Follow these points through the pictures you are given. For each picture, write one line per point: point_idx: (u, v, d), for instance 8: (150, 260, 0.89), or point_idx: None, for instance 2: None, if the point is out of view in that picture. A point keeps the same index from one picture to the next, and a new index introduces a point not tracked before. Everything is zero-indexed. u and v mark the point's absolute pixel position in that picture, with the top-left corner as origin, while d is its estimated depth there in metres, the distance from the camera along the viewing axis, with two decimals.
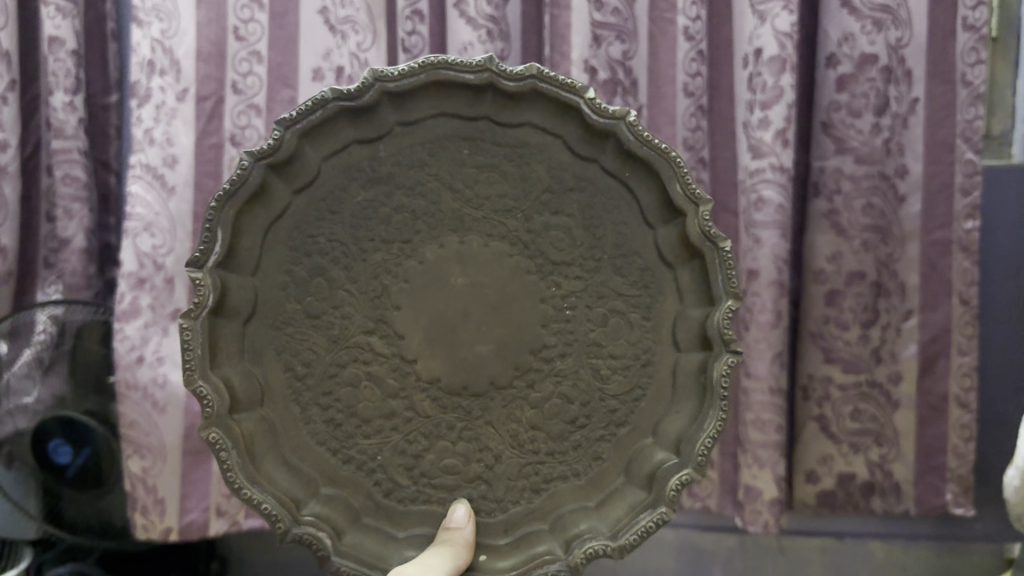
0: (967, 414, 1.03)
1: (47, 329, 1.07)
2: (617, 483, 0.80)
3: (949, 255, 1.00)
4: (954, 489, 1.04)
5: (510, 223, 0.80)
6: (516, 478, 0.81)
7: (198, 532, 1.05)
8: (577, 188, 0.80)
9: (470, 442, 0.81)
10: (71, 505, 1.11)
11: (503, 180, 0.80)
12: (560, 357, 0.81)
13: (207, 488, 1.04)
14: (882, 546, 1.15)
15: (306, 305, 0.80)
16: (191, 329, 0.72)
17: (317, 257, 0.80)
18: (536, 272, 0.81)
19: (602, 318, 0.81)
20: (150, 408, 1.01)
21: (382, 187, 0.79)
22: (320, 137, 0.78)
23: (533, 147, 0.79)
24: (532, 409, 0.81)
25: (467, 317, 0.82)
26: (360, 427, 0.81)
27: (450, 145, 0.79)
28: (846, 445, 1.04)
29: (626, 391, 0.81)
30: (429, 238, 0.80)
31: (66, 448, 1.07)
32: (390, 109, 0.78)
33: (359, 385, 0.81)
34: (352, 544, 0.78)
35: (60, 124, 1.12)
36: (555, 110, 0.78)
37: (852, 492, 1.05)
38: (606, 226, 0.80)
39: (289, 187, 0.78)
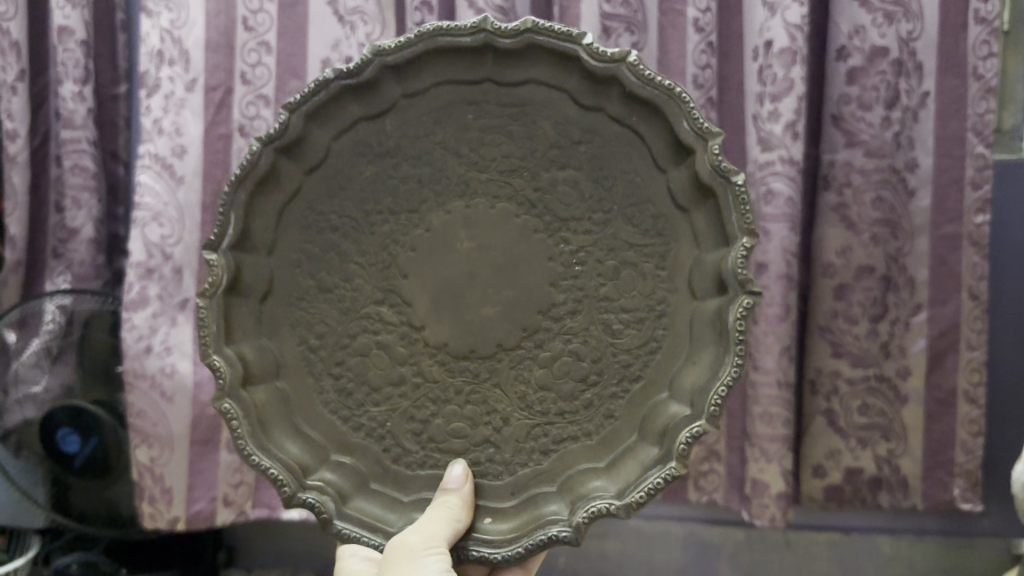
0: (976, 409, 1.02)
1: (55, 318, 1.08)
2: (632, 440, 0.77)
3: (959, 249, 0.99)
4: (962, 484, 1.04)
5: (517, 182, 0.79)
6: (523, 439, 0.79)
7: (205, 521, 1.05)
8: (584, 141, 0.78)
9: (478, 405, 0.80)
10: (80, 493, 1.11)
11: (507, 142, 0.79)
12: (569, 315, 0.79)
13: (214, 478, 1.05)
14: (888, 542, 1.14)
15: (320, 279, 0.81)
16: (206, 310, 0.74)
17: (330, 234, 0.81)
18: (543, 231, 0.79)
19: (611, 271, 0.78)
20: (157, 397, 1.00)
21: (389, 160, 0.80)
22: (328, 118, 0.79)
23: (538, 103, 0.78)
24: (541, 368, 0.80)
25: (474, 279, 0.81)
26: (370, 397, 0.81)
27: (454, 113, 0.79)
28: (855, 440, 1.04)
29: (639, 345, 0.78)
30: (437, 206, 0.80)
31: (75, 436, 1.08)
32: (394, 83, 0.79)
33: (370, 352, 0.81)
34: (359, 509, 0.78)
35: (69, 114, 1.13)
36: (557, 63, 0.77)
37: (859, 486, 1.05)
38: (617, 177, 0.78)
39: (300, 168, 0.80)
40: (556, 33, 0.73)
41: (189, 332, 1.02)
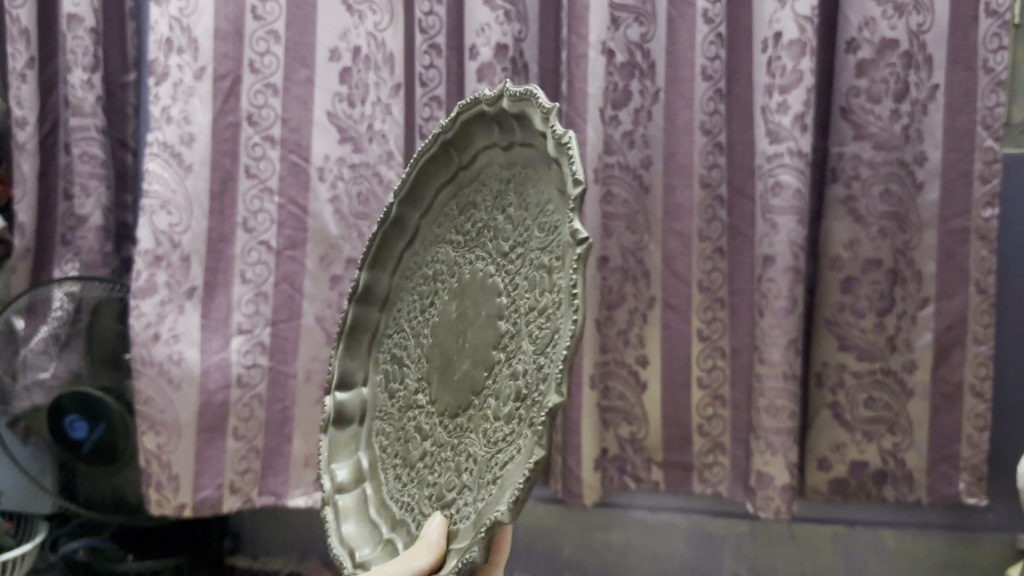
0: (982, 404, 1.02)
1: (63, 305, 1.08)
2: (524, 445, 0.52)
3: (967, 242, 0.99)
4: (968, 479, 1.03)
5: (478, 249, 0.67)
6: (488, 468, 0.56)
7: (211, 509, 1.05)
8: (513, 185, 0.65)
9: (454, 456, 0.62)
10: (86, 479, 1.12)
11: (478, 203, 0.70)
12: (505, 345, 0.59)
13: (220, 465, 1.05)
14: (892, 536, 1.13)
15: (393, 388, 0.75)
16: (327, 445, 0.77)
17: (394, 351, 0.77)
18: (495, 266, 0.64)
19: (529, 279, 0.58)
20: (165, 384, 1.01)
21: (433, 266, 0.74)
22: (393, 266, 0.81)
23: (486, 164, 0.69)
24: (493, 411, 0.58)
25: (450, 336, 0.67)
26: (405, 474, 0.68)
27: (454, 206, 0.74)
28: (860, 433, 1.04)
29: (546, 343, 0.53)
30: (447, 287, 0.71)
31: (82, 423, 1.08)
32: (414, 211, 0.78)
33: (410, 433, 0.69)
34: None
35: (77, 102, 1.13)
36: (482, 128, 0.68)
37: (864, 480, 1.05)
38: (533, 187, 0.62)
39: (378, 309, 0.81)
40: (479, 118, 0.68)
41: (196, 321, 1.02)
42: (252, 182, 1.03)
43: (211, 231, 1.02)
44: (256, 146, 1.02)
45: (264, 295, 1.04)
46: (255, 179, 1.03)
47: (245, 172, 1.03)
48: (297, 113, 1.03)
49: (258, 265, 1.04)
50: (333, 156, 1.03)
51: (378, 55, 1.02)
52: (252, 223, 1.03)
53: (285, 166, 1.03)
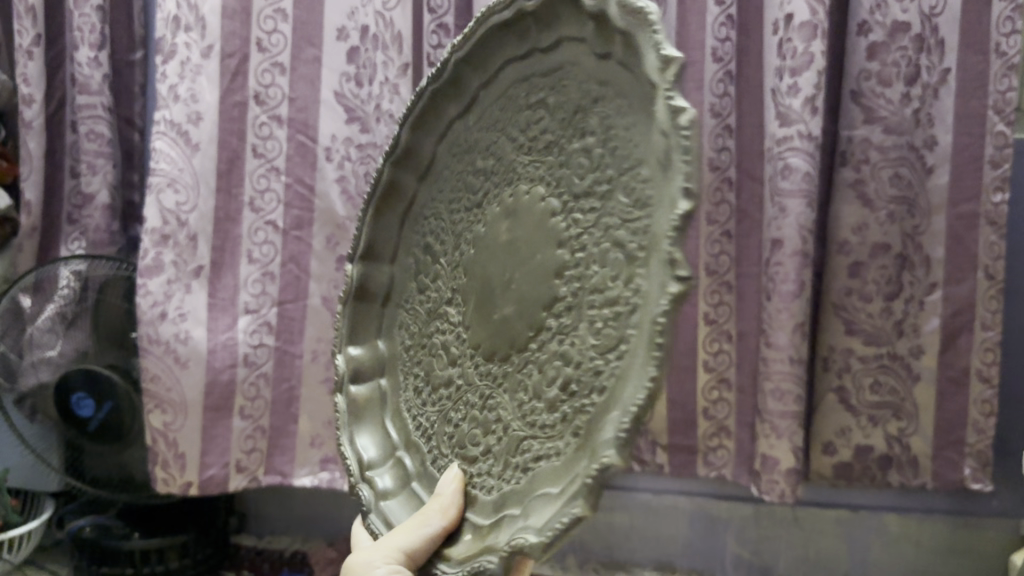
0: (989, 389, 1.01)
1: (69, 284, 1.08)
2: (573, 478, 0.50)
3: (976, 228, 0.98)
4: (972, 464, 1.03)
5: (549, 160, 0.61)
6: (513, 453, 0.58)
7: (218, 487, 1.05)
8: (601, 99, 0.57)
9: (490, 413, 0.62)
10: (93, 458, 1.12)
11: (586, 130, 0.58)
12: (565, 311, 0.56)
13: (227, 444, 1.05)
14: (897, 520, 1.13)
15: (417, 284, 0.77)
16: (340, 313, 0.77)
17: (423, 249, 0.77)
18: (560, 210, 0.58)
19: (592, 246, 0.55)
20: (171, 363, 1.01)
21: (468, 158, 0.72)
22: (429, 126, 0.76)
23: (570, 63, 0.61)
24: (535, 377, 0.58)
25: (502, 266, 0.63)
26: (428, 396, 0.71)
27: (521, 86, 0.66)
28: (865, 418, 1.04)
29: (611, 348, 0.51)
30: (494, 197, 0.67)
31: (89, 401, 1.08)
32: (472, 74, 0.71)
33: (433, 349, 0.71)
34: (388, 508, 0.68)
35: (84, 80, 1.13)
36: (625, 16, 0.53)
37: (869, 464, 1.05)
38: (620, 125, 0.55)
39: (414, 178, 0.78)
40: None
41: (202, 300, 1.02)
42: (259, 162, 1.03)
43: (218, 210, 1.02)
44: (264, 125, 1.02)
45: (270, 275, 1.04)
46: (262, 159, 1.03)
47: (253, 152, 1.02)
48: (304, 92, 1.02)
49: (265, 245, 1.04)
50: (340, 136, 1.03)
51: (387, 34, 1.01)
52: (258, 203, 1.03)
53: (292, 145, 1.03)
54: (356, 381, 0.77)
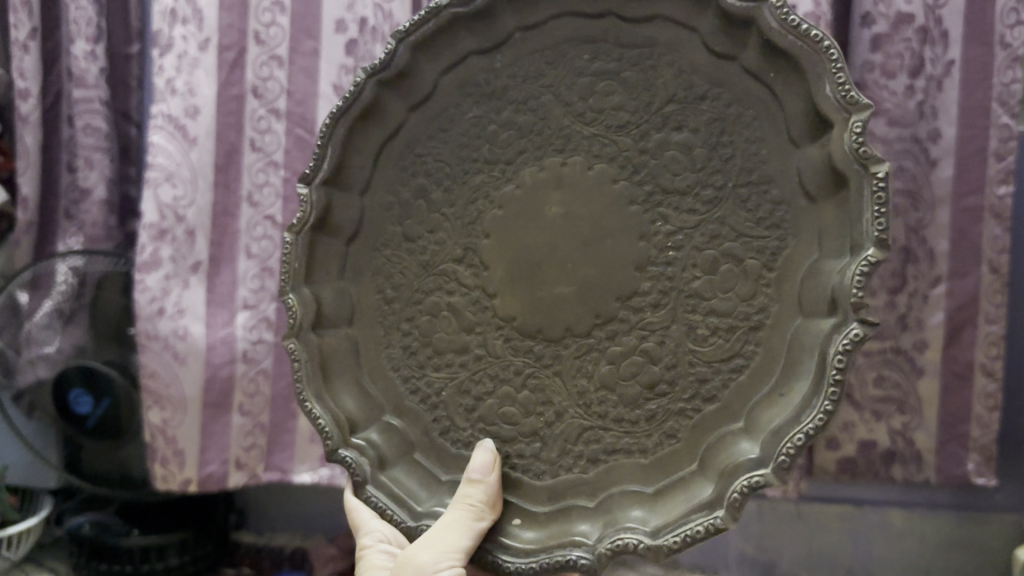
0: (993, 383, 1.00)
1: (67, 280, 1.07)
2: (687, 471, 0.71)
3: (980, 221, 0.97)
4: (977, 459, 1.02)
5: (624, 140, 0.76)
6: (574, 441, 0.76)
7: (216, 484, 1.04)
8: (710, 96, 0.73)
9: (533, 393, 0.78)
10: (93, 454, 1.11)
11: (682, 132, 0.73)
12: (650, 306, 0.74)
13: (225, 441, 1.03)
14: (900, 515, 1.13)
15: (406, 227, 0.84)
16: (293, 242, 0.82)
17: (422, 178, 0.84)
18: (640, 203, 0.75)
19: (709, 263, 0.72)
20: (170, 359, 1.00)
21: (493, 103, 0.81)
22: (434, 51, 0.82)
23: (665, 44, 0.75)
24: (607, 364, 0.75)
25: (556, 250, 0.78)
26: (431, 358, 0.82)
27: (570, 49, 0.78)
28: (869, 411, 1.05)
29: (724, 359, 0.71)
30: (531, 160, 0.79)
31: (87, 397, 1.06)
32: (509, 14, 0.80)
33: (438, 312, 0.82)
34: (394, 476, 0.80)
35: (81, 73, 1.12)
36: (771, 57, 0.69)
37: (873, 459, 1.05)
38: (735, 144, 0.72)
39: (403, 104, 0.84)
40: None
41: (201, 295, 1.01)
42: (256, 156, 1.02)
43: (217, 205, 1.01)
44: (262, 119, 1.01)
45: (269, 270, 1.03)
46: (261, 153, 1.02)
47: (251, 145, 1.01)
48: (303, 85, 1.00)
49: (264, 240, 1.03)
50: None
51: (386, 26, 0.99)
52: (257, 197, 1.02)
53: (291, 139, 1.02)
54: (319, 322, 0.84)
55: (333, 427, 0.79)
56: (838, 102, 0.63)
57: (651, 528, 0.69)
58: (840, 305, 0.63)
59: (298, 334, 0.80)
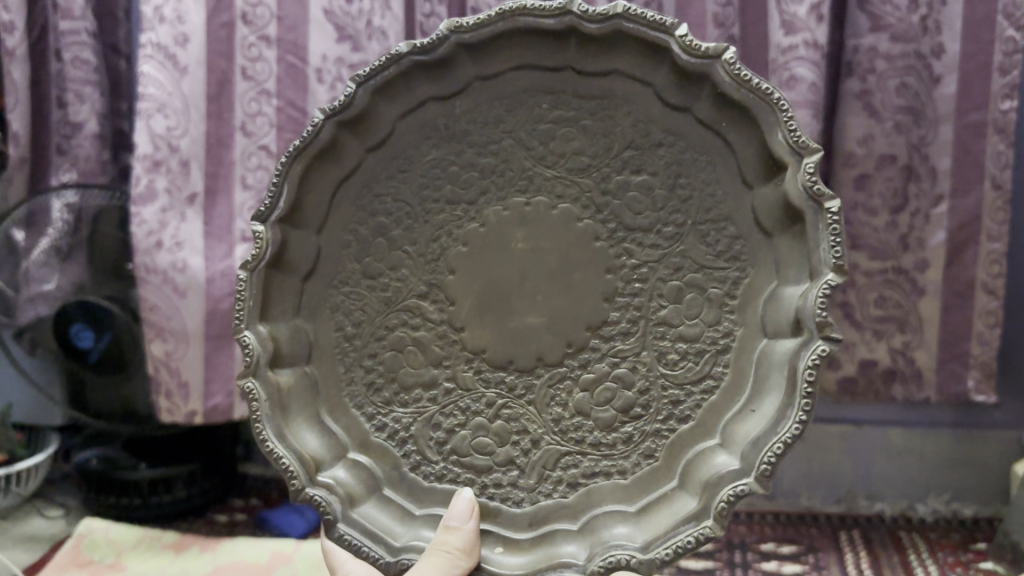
0: (994, 301, 1.01)
1: (62, 217, 1.05)
2: (667, 486, 0.73)
3: (984, 137, 0.96)
4: (977, 376, 1.04)
5: (587, 181, 0.78)
6: (551, 466, 0.77)
7: (222, 416, 1.05)
8: (666, 142, 0.76)
9: (507, 423, 0.78)
10: (97, 388, 1.10)
11: (643, 173, 0.77)
12: (620, 337, 0.77)
13: (231, 372, 1.04)
14: (901, 435, 1.14)
15: (366, 265, 0.80)
16: (247, 282, 0.74)
17: (381, 218, 0.80)
18: (605, 238, 0.78)
19: (675, 293, 0.76)
20: (170, 292, 1.00)
21: (454, 145, 0.79)
22: (395, 95, 0.77)
23: (618, 97, 0.77)
24: (581, 391, 0.78)
25: (525, 282, 0.79)
26: (398, 397, 0.80)
27: (529, 99, 0.78)
28: (870, 332, 1.05)
29: (693, 380, 0.75)
30: (494, 200, 0.79)
31: (88, 331, 1.06)
32: (469, 60, 0.76)
33: (403, 348, 0.80)
34: (367, 515, 0.75)
35: (67, 5, 1.10)
36: (716, 107, 0.73)
37: (873, 378, 1.07)
38: (694, 184, 0.76)
39: (361, 146, 0.79)
40: (647, 19, 0.70)
41: (198, 228, 1.00)
42: (248, 84, 0.99)
43: (209, 135, 0.99)
44: (252, 46, 0.98)
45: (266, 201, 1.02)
46: (252, 82, 0.99)
47: (242, 74, 0.99)
48: (293, 10, 0.97)
49: (259, 171, 1.01)
50: (331, 56, 0.99)
51: None
52: (250, 127, 1.00)
53: (283, 67, 0.98)
54: (276, 362, 0.77)
55: (298, 465, 0.73)
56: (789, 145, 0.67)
57: (638, 539, 0.70)
58: (805, 324, 0.66)
59: (254, 372, 0.73)
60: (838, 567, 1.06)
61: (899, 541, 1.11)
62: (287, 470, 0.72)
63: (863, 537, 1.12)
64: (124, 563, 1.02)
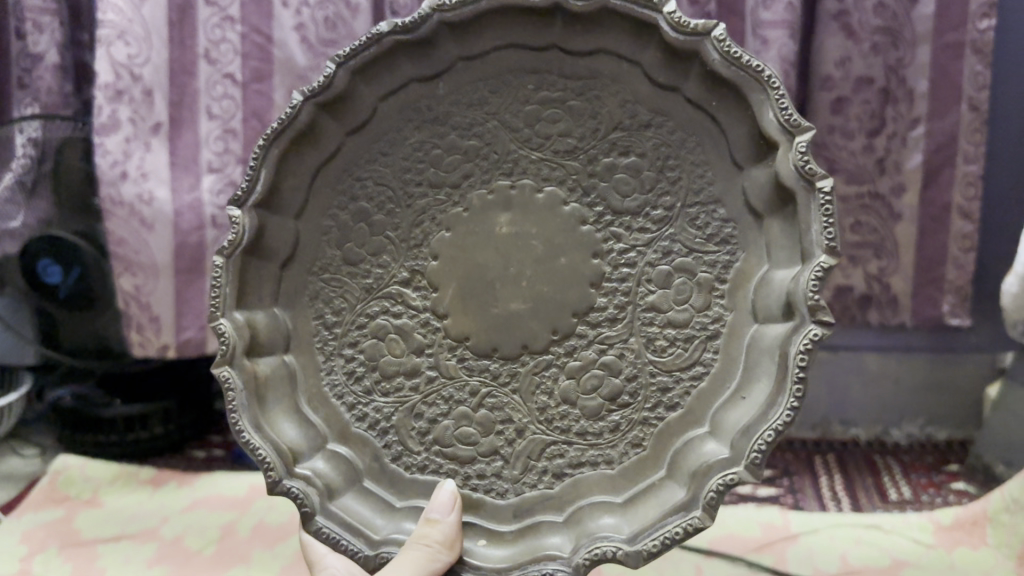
0: (970, 224, 1.01)
1: (26, 151, 1.00)
2: (655, 476, 0.71)
3: (961, 57, 0.95)
4: (952, 300, 1.04)
5: (573, 164, 0.76)
6: (536, 457, 0.74)
7: (195, 350, 1.03)
8: (654, 124, 0.75)
9: (491, 412, 0.75)
10: (69, 325, 1.09)
11: (630, 155, 0.75)
12: (607, 323, 0.75)
13: (200, 307, 1.02)
14: (877, 360, 1.14)
15: (346, 251, 0.79)
16: (222, 269, 0.72)
17: (362, 203, 0.79)
18: (591, 222, 0.76)
19: (664, 277, 0.74)
20: (137, 225, 0.98)
21: (438, 128, 0.78)
22: (378, 77, 0.76)
23: (606, 77, 0.75)
24: (567, 379, 0.75)
25: (509, 267, 0.77)
26: (378, 386, 0.77)
27: (515, 80, 0.77)
28: (846, 258, 1.05)
29: (681, 367, 0.72)
30: (478, 184, 0.78)
31: (56, 268, 1.04)
32: (452, 42, 0.75)
33: (384, 335, 0.78)
34: (346, 507, 0.72)
35: None
36: (708, 88, 0.72)
37: (848, 304, 1.07)
38: (682, 166, 0.74)
39: (341, 128, 0.78)
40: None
41: (164, 159, 0.98)
42: (211, 11, 0.95)
43: (173, 63, 0.97)
44: None
45: (233, 131, 0.99)
46: (215, 8, 0.95)
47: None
48: None
49: (225, 100, 0.98)
50: None
51: None
52: (214, 54, 0.97)
53: None
54: (252, 351, 0.75)
55: (275, 454, 0.70)
56: (782, 126, 0.65)
57: (626, 530, 0.68)
58: (797, 308, 0.64)
59: (230, 360, 0.71)
60: (812, 490, 1.07)
61: (873, 463, 1.12)
62: (264, 461, 0.69)
63: (838, 461, 1.13)
64: (102, 499, 1.02)
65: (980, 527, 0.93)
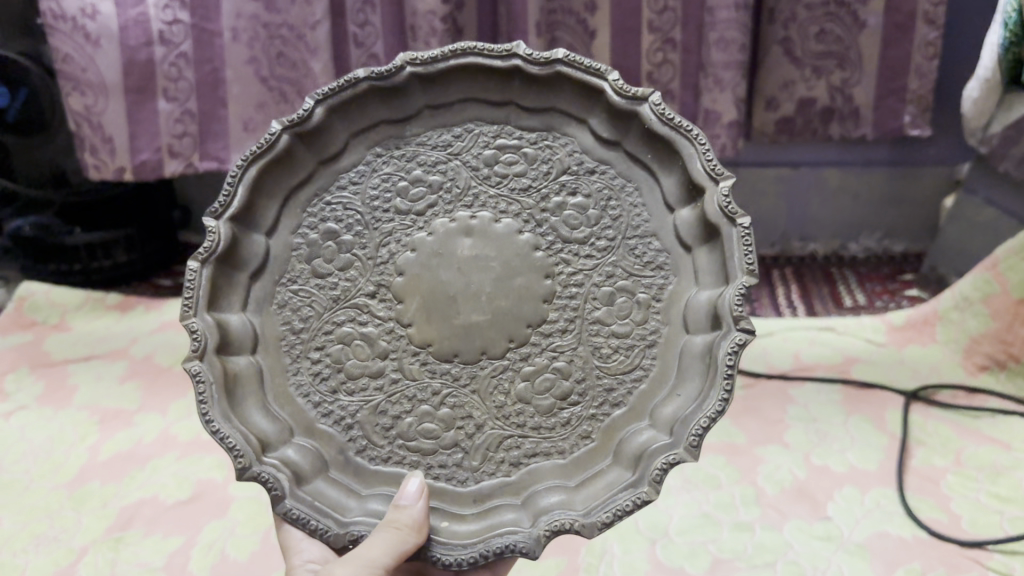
0: (934, 32, 0.98)
1: None
2: (606, 466, 0.53)
3: None
4: (913, 111, 1.04)
5: (526, 200, 0.59)
6: (492, 448, 0.55)
7: (152, 173, 0.98)
8: (600, 169, 0.60)
9: (452, 412, 0.56)
10: (20, 154, 1.04)
11: (576, 197, 0.59)
12: (559, 334, 0.57)
13: (156, 126, 0.96)
14: (836, 175, 1.15)
15: (315, 264, 0.59)
16: (199, 274, 0.55)
17: (329, 225, 0.60)
18: (543, 249, 0.58)
19: (607, 296, 0.57)
20: (83, 41, 0.91)
21: (404, 163, 0.60)
22: (352, 116, 0.60)
23: (561, 136, 0.60)
24: (523, 381, 0.56)
25: (469, 281, 0.58)
26: (345, 383, 0.57)
27: (477, 135, 0.61)
28: (809, 69, 1.02)
29: (626, 372, 0.56)
30: (442, 212, 0.59)
31: (3, 90, 0.99)
32: (418, 88, 0.60)
33: (349, 343, 0.57)
34: (317, 492, 0.53)
35: None
36: (654, 149, 0.58)
37: (811, 117, 1.06)
38: (624, 206, 0.59)
39: (315, 156, 0.60)
40: (584, 64, 0.58)
41: None
42: None
43: None
44: None
45: None
46: None
47: None
48: None
49: None
50: None
51: None
52: None
53: None
54: (224, 348, 0.55)
55: (244, 444, 0.51)
56: (706, 173, 0.55)
57: (581, 509, 0.51)
58: (724, 317, 0.52)
59: (203, 354, 0.52)
60: (768, 299, 1.10)
61: (830, 275, 1.15)
62: (237, 453, 0.50)
63: (795, 274, 1.16)
64: (69, 324, 1.02)
65: (931, 326, 0.95)
